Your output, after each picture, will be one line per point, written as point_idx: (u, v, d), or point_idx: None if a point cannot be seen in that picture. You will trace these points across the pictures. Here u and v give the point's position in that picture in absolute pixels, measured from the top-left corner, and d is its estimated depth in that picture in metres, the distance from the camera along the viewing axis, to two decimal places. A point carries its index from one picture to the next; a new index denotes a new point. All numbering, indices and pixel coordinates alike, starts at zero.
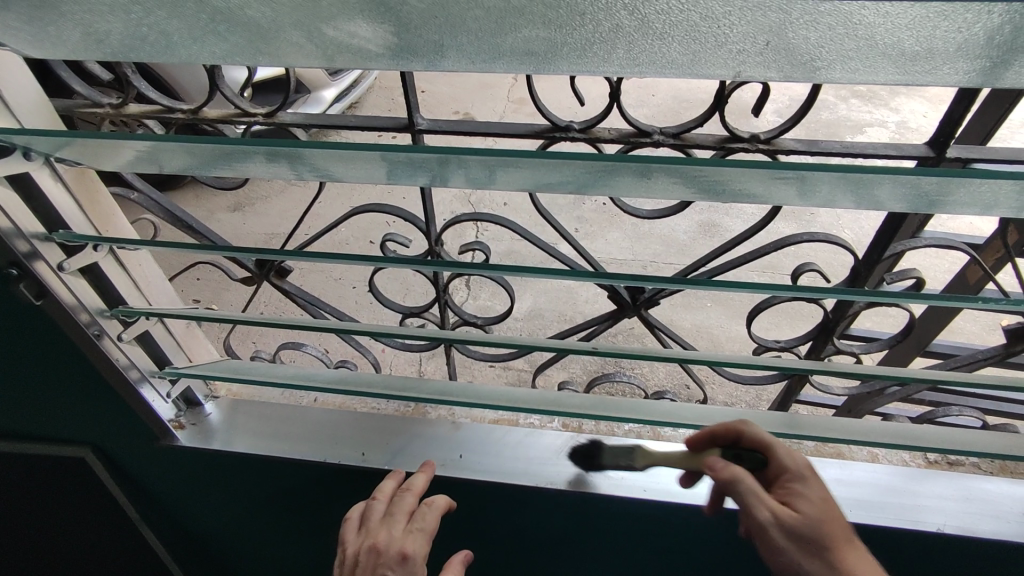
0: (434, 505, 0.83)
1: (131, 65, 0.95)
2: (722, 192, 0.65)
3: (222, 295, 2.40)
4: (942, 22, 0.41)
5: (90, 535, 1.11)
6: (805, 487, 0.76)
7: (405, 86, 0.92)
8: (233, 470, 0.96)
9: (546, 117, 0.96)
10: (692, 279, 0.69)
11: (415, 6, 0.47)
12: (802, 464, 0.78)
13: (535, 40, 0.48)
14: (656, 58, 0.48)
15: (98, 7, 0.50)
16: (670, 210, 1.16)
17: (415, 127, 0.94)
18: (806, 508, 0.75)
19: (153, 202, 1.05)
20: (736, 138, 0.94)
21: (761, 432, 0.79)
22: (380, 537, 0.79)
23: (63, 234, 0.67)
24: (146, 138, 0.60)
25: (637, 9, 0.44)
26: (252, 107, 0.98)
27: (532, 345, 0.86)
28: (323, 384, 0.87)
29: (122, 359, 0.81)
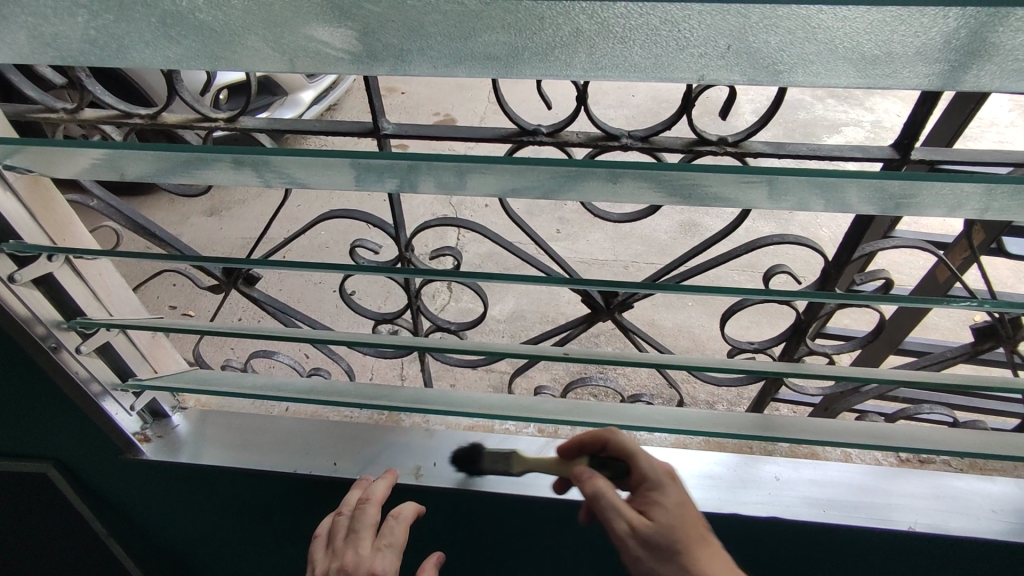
0: (400, 518, 0.83)
1: (87, 69, 0.92)
2: (693, 196, 0.64)
3: (199, 302, 2.36)
4: (898, 26, 0.42)
5: (55, 552, 1.07)
6: (661, 494, 0.79)
7: (369, 90, 0.91)
8: (202, 483, 0.93)
9: (514, 121, 0.94)
10: (662, 284, 0.68)
11: (372, 9, 0.46)
12: (664, 471, 0.81)
13: (496, 45, 0.47)
14: (618, 62, 0.47)
15: (43, 10, 0.48)
16: (640, 214, 1.14)
17: (381, 132, 0.93)
18: (661, 516, 0.77)
19: (115, 210, 1.02)
20: (705, 141, 0.93)
21: (626, 441, 0.83)
22: (348, 558, 0.78)
23: (14, 245, 0.64)
24: (99, 145, 0.58)
25: (597, 12, 0.44)
26: (214, 112, 0.95)
27: (503, 351, 0.85)
28: (293, 395, 0.85)
29: (81, 372, 0.78)
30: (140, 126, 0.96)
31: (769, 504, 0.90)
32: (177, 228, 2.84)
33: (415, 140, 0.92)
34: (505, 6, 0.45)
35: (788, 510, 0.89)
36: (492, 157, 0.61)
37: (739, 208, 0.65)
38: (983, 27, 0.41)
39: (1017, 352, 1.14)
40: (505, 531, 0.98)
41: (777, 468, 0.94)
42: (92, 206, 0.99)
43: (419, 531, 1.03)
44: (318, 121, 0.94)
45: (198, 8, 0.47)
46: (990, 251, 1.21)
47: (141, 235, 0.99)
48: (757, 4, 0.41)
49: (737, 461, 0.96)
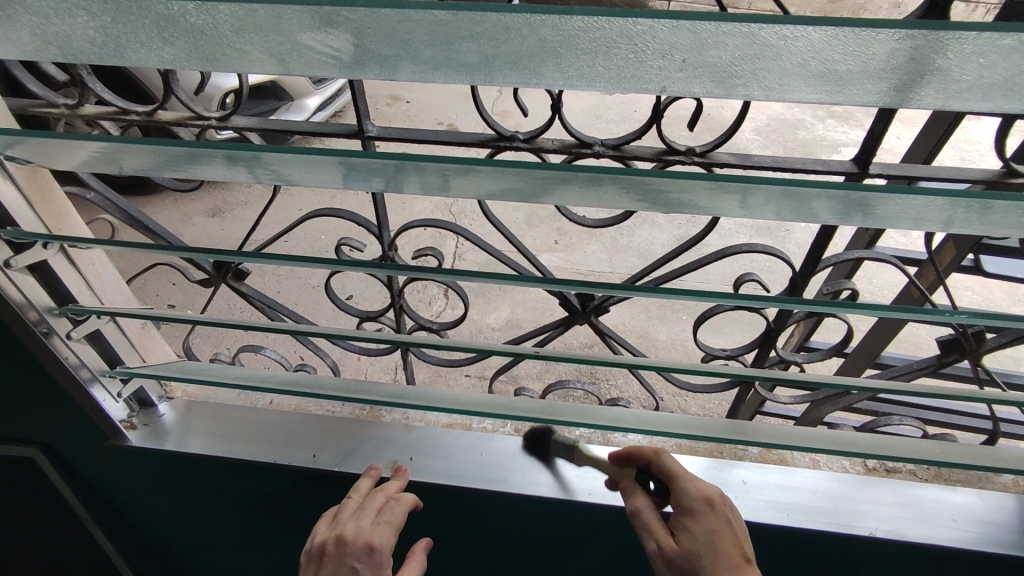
0: (401, 500, 0.86)
1: (89, 67, 0.95)
2: (657, 200, 0.69)
3: (197, 298, 2.40)
4: (838, 45, 0.45)
5: (38, 534, 1.08)
6: (692, 522, 0.80)
7: (354, 93, 0.93)
8: (186, 471, 0.95)
9: (492, 126, 0.96)
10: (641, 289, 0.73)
11: (350, 16, 0.49)
12: (701, 499, 0.81)
13: (469, 52, 0.51)
14: (584, 72, 0.50)
15: (47, 11, 0.51)
16: (614, 220, 1.16)
17: (364, 133, 0.95)
18: (687, 543, 0.79)
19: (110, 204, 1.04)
20: (673, 151, 0.95)
21: (668, 462, 0.84)
22: (348, 528, 0.82)
23: (10, 231, 0.65)
24: (97, 138, 0.61)
25: (558, 25, 0.47)
26: (207, 111, 0.98)
27: (485, 350, 0.93)
28: (276, 386, 0.88)
29: (71, 358, 0.79)
30: (138, 123, 0.99)
31: (732, 506, 0.91)
32: (181, 227, 2.88)
33: (401, 144, 0.94)
34: (473, 18, 0.48)
35: (753, 514, 0.90)
36: (469, 160, 0.65)
37: (707, 215, 0.68)
38: (919, 49, 0.44)
39: (982, 365, 1.16)
40: (480, 527, 1.01)
41: (745, 473, 0.95)
42: (90, 199, 1.00)
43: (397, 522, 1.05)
44: (305, 123, 0.96)
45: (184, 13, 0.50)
46: (967, 268, 1.24)
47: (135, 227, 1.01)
48: (710, 24, 0.44)
49: (705, 465, 0.96)
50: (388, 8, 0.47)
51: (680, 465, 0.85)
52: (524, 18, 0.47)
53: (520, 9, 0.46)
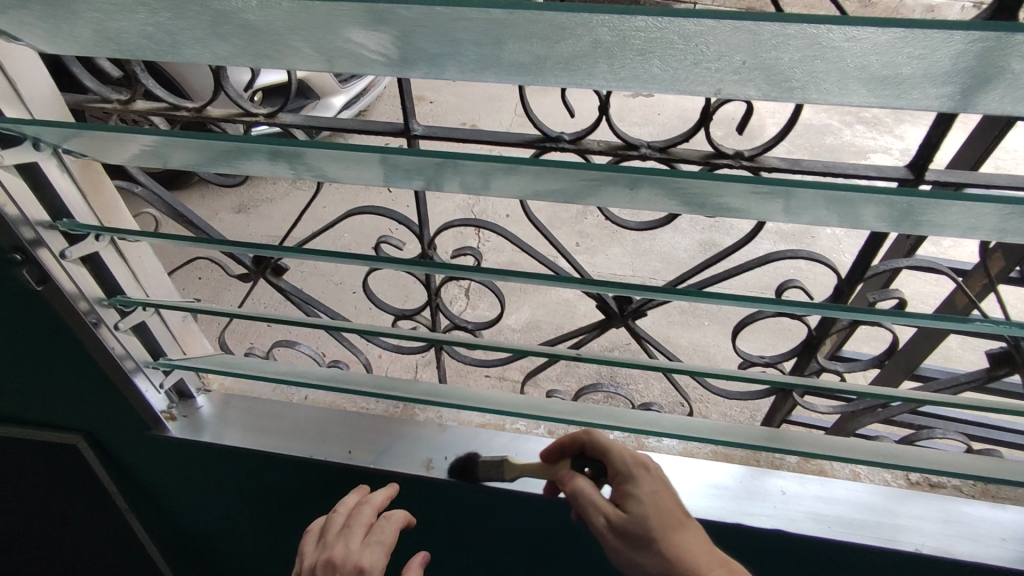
0: (391, 519, 0.87)
1: (143, 63, 0.96)
2: (705, 202, 0.68)
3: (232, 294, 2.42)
4: (905, 47, 0.43)
5: (77, 521, 1.10)
6: (636, 487, 0.83)
7: (402, 93, 0.94)
8: (224, 463, 0.97)
9: (539, 127, 0.96)
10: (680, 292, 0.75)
11: (407, 14, 0.48)
12: (637, 464, 0.85)
13: (524, 51, 0.50)
14: (639, 73, 0.51)
15: (110, 8, 0.52)
16: (656, 222, 1.14)
17: (410, 133, 0.95)
18: (634, 507, 0.81)
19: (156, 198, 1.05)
20: (721, 154, 0.94)
21: (601, 438, 0.88)
22: (337, 551, 0.82)
23: (68, 223, 0.67)
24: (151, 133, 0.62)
25: (617, 26, 0.45)
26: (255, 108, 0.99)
27: (521, 349, 0.94)
28: (312, 381, 0.89)
29: (118, 348, 0.80)
30: (187, 119, 1.00)
31: (771, 516, 0.90)
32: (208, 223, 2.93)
33: (441, 143, 0.94)
34: (532, 15, 0.46)
35: (793, 524, 0.88)
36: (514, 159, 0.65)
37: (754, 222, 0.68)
38: (990, 51, 0.43)
39: None
40: (509, 524, 1.01)
41: (783, 482, 0.93)
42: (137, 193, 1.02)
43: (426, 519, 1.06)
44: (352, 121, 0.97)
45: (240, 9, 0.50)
46: (1012, 279, 1.21)
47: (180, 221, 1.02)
48: (766, 23, 0.43)
49: (742, 472, 0.95)
50: (447, 5, 0.46)
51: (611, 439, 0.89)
52: (582, 16, 0.45)
53: (578, 8, 0.44)
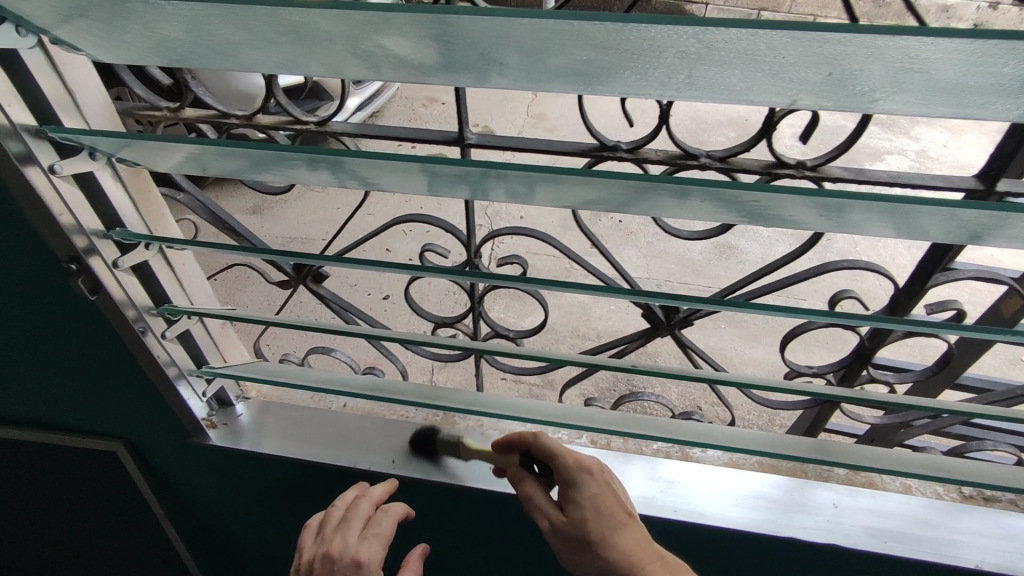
0: (389, 512, 0.88)
1: (192, 70, 0.94)
2: (768, 212, 0.66)
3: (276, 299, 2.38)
4: (1003, 60, 0.42)
5: (111, 527, 1.10)
6: (576, 492, 0.80)
7: (456, 100, 0.92)
8: (263, 471, 0.96)
9: (596, 135, 0.93)
10: (726, 301, 0.75)
11: (485, 26, 0.47)
12: (581, 469, 0.81)
13: (601, 61, 0.49)
14: (716, 84, 0.49)
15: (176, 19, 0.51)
16: (709, 232, 1.11)
17: (464, 141, 0.93)
18: (575, 513, 0.80)
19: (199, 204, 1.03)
20: (782, 164, 0.90)
21: (545, 441, 0.84)
22: (334, 545, 0.83)
23: (122, 233, 0.67)
24: (195, 141, 0.63)
25: (703, 38, 0.44)
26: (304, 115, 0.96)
27: (560, 359, 0.93)
28: (352, 390, 0.88)
29: (163, 355, 0.79)
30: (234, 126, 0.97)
31: (824, 530, 0.88)
32: None
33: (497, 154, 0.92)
34: (614, 27, 0.44)
35: (847, 539, 0.87)
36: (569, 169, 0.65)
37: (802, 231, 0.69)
38: None
39: None
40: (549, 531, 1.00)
41: (834, 495, 0.92)
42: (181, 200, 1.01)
43: (466, 526, 1.05)
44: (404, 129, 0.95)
45: (302, 24, 0.49)
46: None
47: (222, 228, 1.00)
48: (837, 34, 0.41)
49: (792, 484, 0.93)
50: (527, 17, 0.44)
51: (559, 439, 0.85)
52: (656, 27, 0.43)
53: (665, 20, 0.42)
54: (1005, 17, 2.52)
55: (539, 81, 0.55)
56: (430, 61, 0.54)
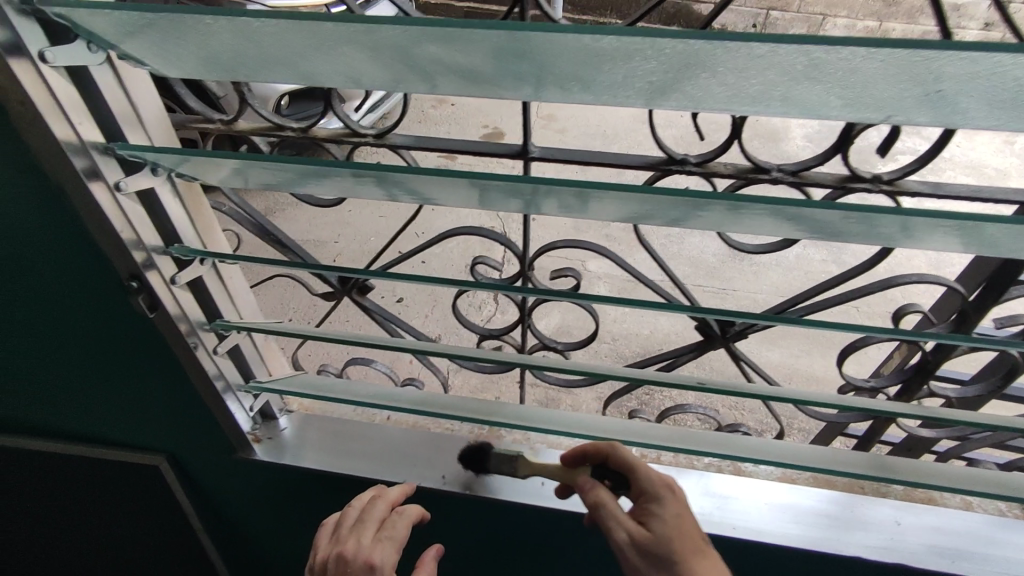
0: (404, 514, 0.86)
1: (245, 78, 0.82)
2: (840, 226, 0.65)
3: (316, 309, 2.16)
4: None
5: (149, 538, 1.09)
6: (658, 506, 0.81)
7: (525, 111, 0.86)
8: (307, 485, 0.96)
9: (661, 147, 0.84)
10: (783, 317, 0.74)
11: (589, 46, 0.46)
12: (663, 485, 0.83)
13: (696, 79, 0.48)
14: (812, 100, 0.48)
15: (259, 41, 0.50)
16: (776, 246, 1.02)
17: (528, 154, 0.87)
18: (657, 526, 0.79)
19: (243, 217, 0.95)
20: (859, 179, 0.80)
21: (626, 454, 0.86)
22: (348, 546, 0.81)
23: (182, 249, 0.66)
24: (246, 157, 0.63)
25: (817, 59, 0.42)
26: (363, 127, 0.85)
27: (604, 372, 0.91)
28: (401, 405, 0.87)
29: (213, 370, 0.78)
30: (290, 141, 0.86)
31: (887, 548, 0.87)
32: None
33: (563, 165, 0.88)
34: (729, 47, 0.42)
35: (912, 558, 0.86)
36: (633, 186, 0.67)
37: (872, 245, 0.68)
38: None
39: None
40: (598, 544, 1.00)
41: (894, 511, 0.91)
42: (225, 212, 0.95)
43: (510, 538, 1.04)
44: (465, 141, 0.89)
45: (380, 37, 0.48)
46: None
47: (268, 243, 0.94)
48: (930, 51, 0.40)
49: (851, 500, 0.92)
50: (640, 37, 0.43)
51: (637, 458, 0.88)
52: (742, 46, 0.41)
53: (790, 41, 0.40)
54: (1017, 18, 2.39)
55: (605, 95, 0.53)
56: (507, 73, 0.52)
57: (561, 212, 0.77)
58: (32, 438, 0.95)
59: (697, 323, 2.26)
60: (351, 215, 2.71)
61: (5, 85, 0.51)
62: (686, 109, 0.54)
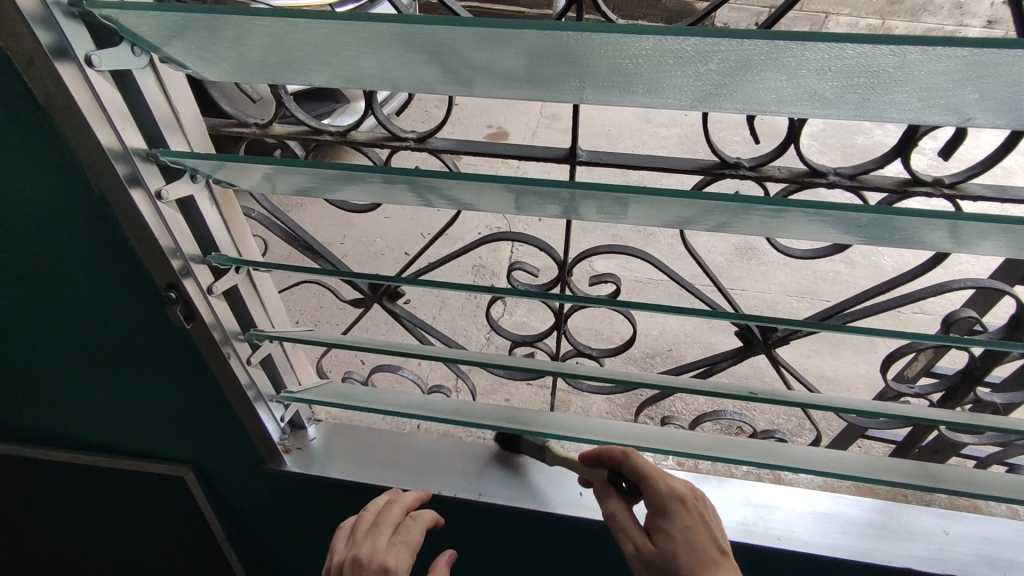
0: (419, 519, 0.84)
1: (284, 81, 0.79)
2: (901, 232, 0.64)
3: (342, 314, 2.12)
4: None
5: (174, 548, 1.08)
6: (668, 521, 0.77)
7: (574, 114, 0.82)
8: (338, 495, 0.94)
9: (713, 149, 0.80)
10: (829, 325, 0.72)
11: (660, 51, 0.43)
12: (675, 497, 0.77)
13: (767, 84, 0.45)
14: (888, 102, 0.46)
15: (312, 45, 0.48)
16: (825, 251, 0.99)
17: (576, 159, 0.83)
18: (664, 542, 0.77)
19: (273, 223, 0.93)
20: (918, 182, 0.76)
21: (640, 463, 0.79)
22: (364, 550, 0.79)
23: (219, 257, 0.64)
24: (279, 162, 0.61)
25: (907, 66, 0.40)
26: (404, 131, 0.82)
27: (634, 380, 0.89)
28: (433, 414, 0.85)
29: (244, 379, 0.76)
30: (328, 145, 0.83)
31: (935, 559, 0.87)
32: None
33: (611, 170, 0.84)
34: (823, 49, 0.38)
35: (962, 569, 0.85)
36: (672, 191, 0.63)
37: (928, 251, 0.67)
38: None
39: None
40: None
41: (942, 521, 0.91)
42: (254, 218, 0.93)
43: (543, 548, 1.03)
44: (512, 145, 0.86)
45: (443, 37, 0.45)
46: None
47: (299, 249, 0.92)
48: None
49: (894, 509, 0.92)
50: (722, 40, 0.40)
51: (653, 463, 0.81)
52: (829, 49, 0.38)
53: (889, 43, 0.37)
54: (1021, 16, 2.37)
55: (658, 98, 0.51)
56: (567, 75, 0.50)
57: (599, 217, 0.74)
58: (57, 450, 0.94)
59: (711, 325, 2.24)
60: (357, 217, 2.68)
61: (50, 90, 0.49)
62: (739, 113, 0.51)
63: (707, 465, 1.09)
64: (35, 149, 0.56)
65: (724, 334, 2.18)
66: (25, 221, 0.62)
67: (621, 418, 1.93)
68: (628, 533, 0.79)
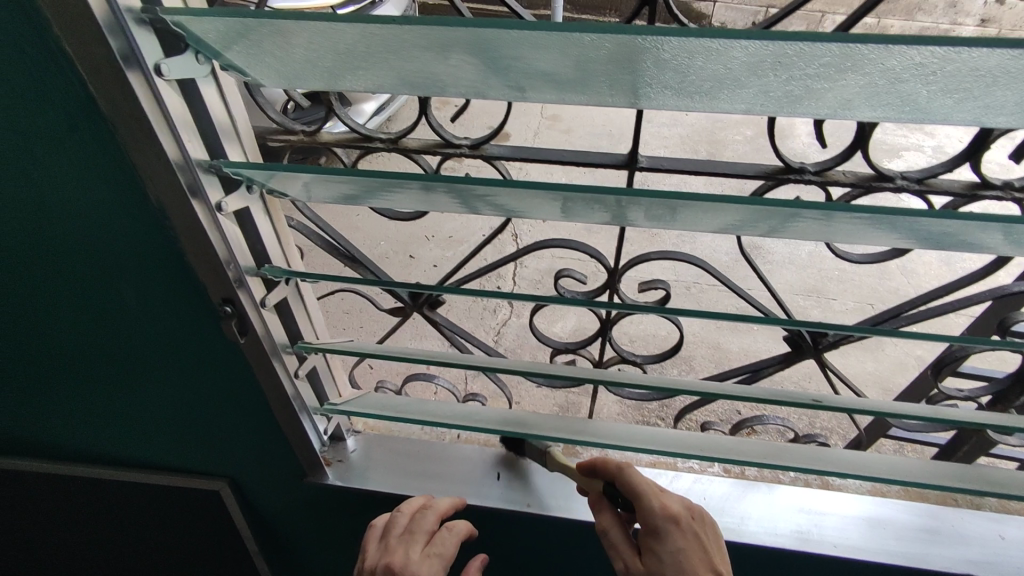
0: (454, 530, 0.82)
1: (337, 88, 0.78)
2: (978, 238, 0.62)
3: (376, 324, 2.07)
4: None
5: (207, 561, 1.06)
6: (657, 542, 0.75)
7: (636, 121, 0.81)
8: (381, 508, 0.92)
9: (778, 155, 0.79)
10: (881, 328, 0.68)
11: (758, 53, 0.41)
12: (667, 517, 0.75)
13: (858, 87, 0.44)
14: (982, 108, 0.45)
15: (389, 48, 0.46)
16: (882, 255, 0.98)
17: (635, 165, 0.82)
18: (654, 563, 0.75)
19: (311, 231, 0.91)
20: (986, 185, 0.76)
21: (630, 480, 0.78)
22: (397, 559, 0.77)
23: (273, 269, 0.62)
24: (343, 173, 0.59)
25: (1018, 67, 0.39)
26: (457, 138, 0.81)
27: (673, 387, 0.86)
28: (479, 424, 0.83)
29: (291, 391, 0.74)
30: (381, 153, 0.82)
31: (993, 563, 0.87)
32: None
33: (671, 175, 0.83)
34: (942, 53, 0.37)
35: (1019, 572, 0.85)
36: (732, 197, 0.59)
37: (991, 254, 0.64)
38: None
39: None
40: None
41: (1000, 527, 0.91)
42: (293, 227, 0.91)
43: (587, 558, 1.01)
44: (569, 152, 0.84)
45: (518, 43, 0.44)
46: None
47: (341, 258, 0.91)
48: None
49: (945, 515, 0.92)
50: (828, 43, 0.38)
51: (645, 476, 0.79)
52: (943, 53, 0.37)
53: (1012, 45, 0.36)
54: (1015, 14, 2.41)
55: (734, 104, 0.49)
56: (647, 82, 0.48)
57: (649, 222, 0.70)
58: (92, 464, 0.92)
59: (725, 326, 2.23)
60: (359, 220, 2.65)
61: (116, 99, 0.48)
62: (820, 117, 0.50)
63: (751, 471, 1.08)
64: (94, 161, 0.55)
65: (734, 335, 2.18)
66: (80, 235, 0.61)
67: (631, 420, 1.89)
68: (619, 553, 0.78)
